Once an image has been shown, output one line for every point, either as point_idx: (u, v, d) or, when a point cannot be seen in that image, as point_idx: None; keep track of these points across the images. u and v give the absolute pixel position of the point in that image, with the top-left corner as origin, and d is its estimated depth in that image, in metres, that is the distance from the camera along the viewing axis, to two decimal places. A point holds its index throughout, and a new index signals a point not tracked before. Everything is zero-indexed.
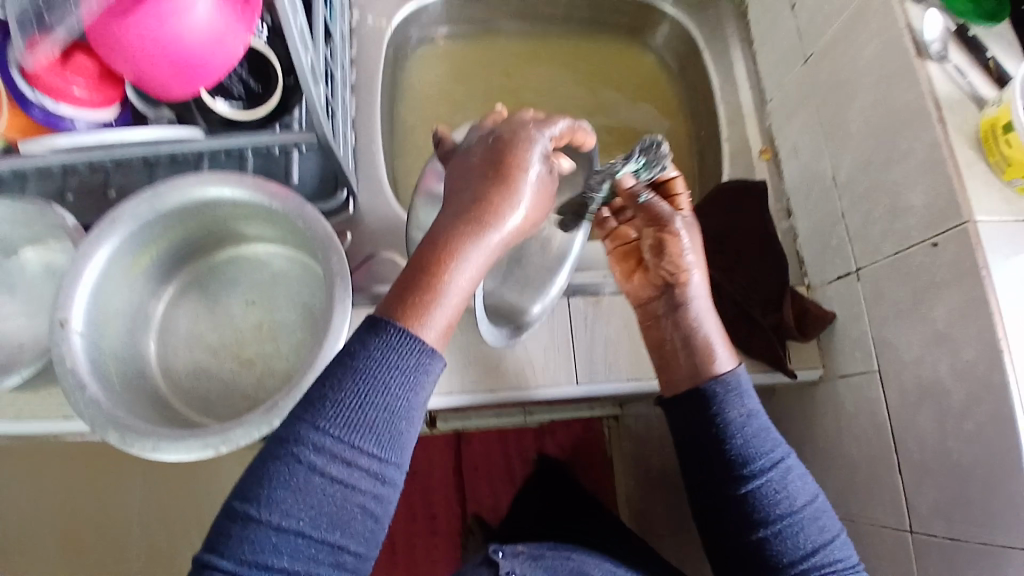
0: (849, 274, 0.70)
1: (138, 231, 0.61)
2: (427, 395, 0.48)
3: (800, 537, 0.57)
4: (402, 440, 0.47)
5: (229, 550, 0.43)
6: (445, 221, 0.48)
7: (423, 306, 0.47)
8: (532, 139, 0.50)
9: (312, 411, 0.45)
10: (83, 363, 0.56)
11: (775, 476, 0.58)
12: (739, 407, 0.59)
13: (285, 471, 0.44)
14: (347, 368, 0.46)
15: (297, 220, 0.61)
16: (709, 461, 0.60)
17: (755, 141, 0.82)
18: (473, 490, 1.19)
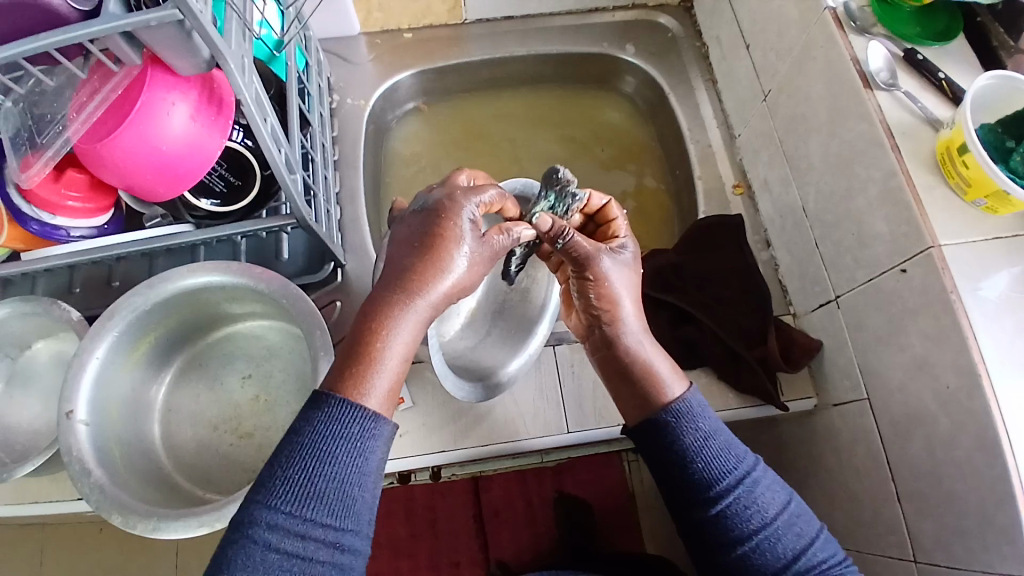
0: (830, 301, 0.70)
1: (132, 325, 0.65)
2: (382, 455, 0.50)
3: (779, 553, 0.56)
4: (356, 506, 0.48)
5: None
6: (380, 294, 0.52)
7: (362, 375, 0.49)
8: (459, 209, 0.53)
9: (263, 490, 0.47)
10: (88, 451, 0.59)
11: (744, 492, 0.57)
12: (694, 431, 0.59)
13: (242, 554, 0.45)
14: (293, 443, 0.48)
15: (281, 298, 0.65)
16: (677, 485, 0.59)
17: (728, 177, 0.85)
18: (495, 536, 1.13)
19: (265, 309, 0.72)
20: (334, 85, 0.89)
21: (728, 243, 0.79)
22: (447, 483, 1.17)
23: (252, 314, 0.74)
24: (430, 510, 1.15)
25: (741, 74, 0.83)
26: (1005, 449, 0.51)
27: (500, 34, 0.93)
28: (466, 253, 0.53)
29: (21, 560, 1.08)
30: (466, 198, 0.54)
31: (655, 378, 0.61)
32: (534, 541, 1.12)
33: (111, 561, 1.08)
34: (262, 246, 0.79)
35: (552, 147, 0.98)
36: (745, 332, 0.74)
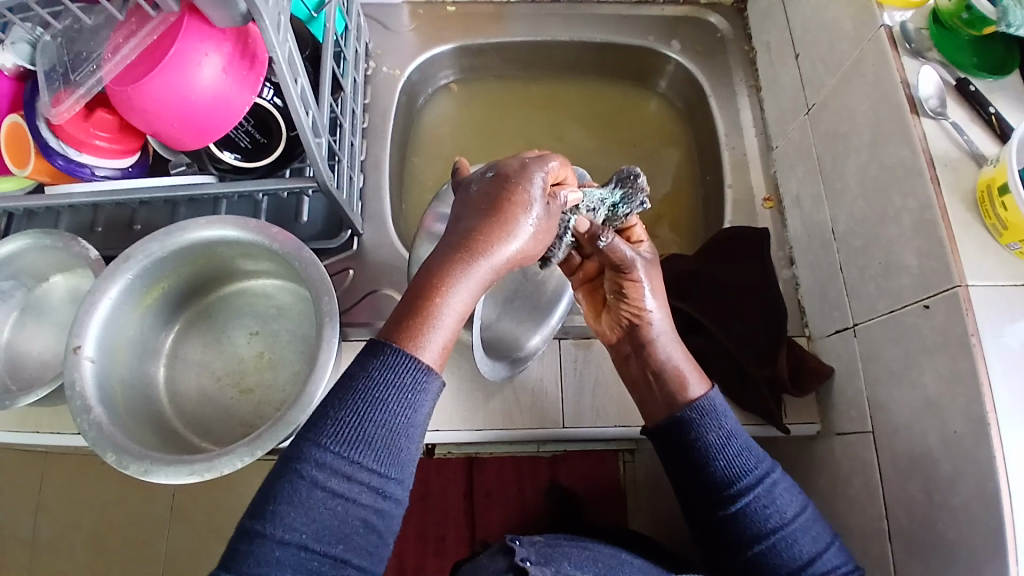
0: (847, 329, 0.68)
1: (147, 269, 0.66)
2: (429, 410, 0.50)
3: (795, 552, 0.57)
4: (402, 457, 0.49)
5: (234, 565, 0.45)
6: (442, 253, 0.51)
7: (418, 330, 0.49)
8: (530, 178, 0.53)
9: (316, 430, 0.48)
10: (92, 389, 0.61)
11: (762, 492, 0.58)
12: (717, 429, 0.60)
13: (289, 488, 0.47)
14: (347, 388, 0.49)
15: (294, 262, 0.66)
16: (700, 479, 0.60)
17: (760, 188, 0.83)
18: (484, 515, 1.14)
19: (278, 270, 0.73)
20: (371, 52, 0.88)
21: (751, 256, 0.77)
22: (442, 459, 1.17)
23: (263, 274, 0.75)
24: (424, 483, 1.17)
25: (786, 84, 0.81)
26: (1003, 500, 0.50)
27: (545, 16, 0.92)
28: (533, 221, 0.52)
29: (29, 483, 1.12)
30: (535, 168, 0.54)
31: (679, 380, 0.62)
32: (521, 524, 1.13)
33: (111, 495, 1.11)
34: (282, 207, 0.80)
35: (584, 136, 0.96)
36: (755, 348, 0.73)
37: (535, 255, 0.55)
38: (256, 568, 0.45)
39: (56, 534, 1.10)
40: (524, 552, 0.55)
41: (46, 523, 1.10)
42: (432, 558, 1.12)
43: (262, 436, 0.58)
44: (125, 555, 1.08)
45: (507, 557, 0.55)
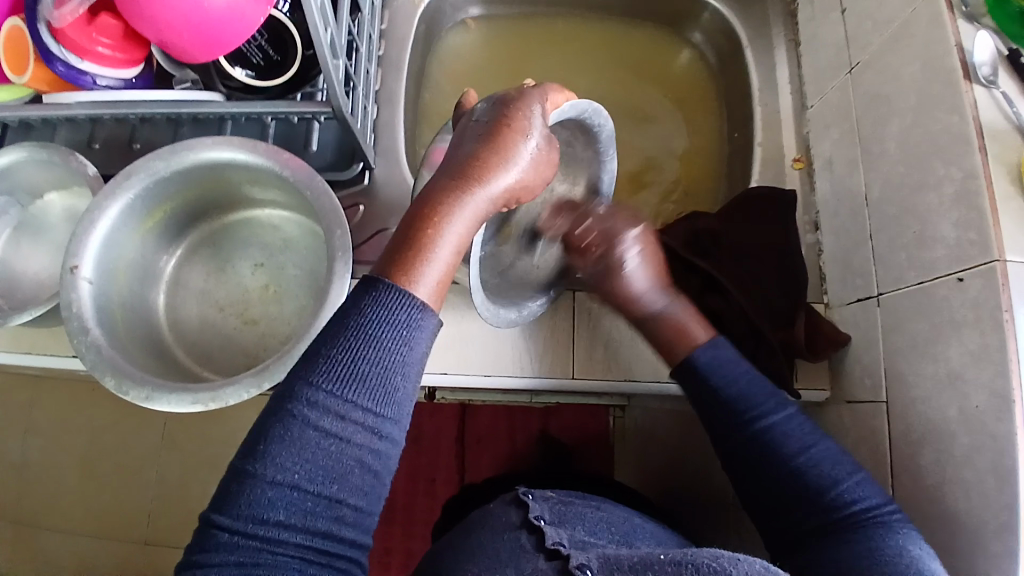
0: (869, 298, 0.67)
1: (150, 189, 0.63)
2: (427, 349, 0.46)
3: (821, 474, 0.56)
4: (399, 396, 0.45)
5: (228, 507, 0.42)
6: (435, 185, 0.48)
7: (410, 264, 0.46)
8: (528, 105, 0.50)
9: (307, 367, 0.44)
10: (90, 310, 0.58)
11: (780, 421, 0.59)
12: (723, 371, 0.62)
13: (280, 427, 0.43)
14: (341, 324, 0.44)
15: (304, 190, 0.62)
16: (717, 414, 0.62)
17: (789, 149, 0.80)
18: (474, 461, 1.15)
19: (288, 200, 0.69)
20: None
21: (776, 218, 0.75)
22: (437, 404, 1.17)
23: (270, 204, 0.72)
24: (417, 424, 1.16)
25: (829, 40, 0.76)
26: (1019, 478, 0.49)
27: None
28: (532, 149, 0.49)
29: (18, 404, 1.11)
30: (533, 94, 0.51)
31: (682, 335, 0.65)
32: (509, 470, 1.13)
33: (101, 420, 1.10)
34: (291, 133, 0.76)
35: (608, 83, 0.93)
36: (773, 313, 0.71)
37: (536, 187, 0.52)
38: (248, 510, 0.41)
39: (43, 455, 1.09)
40: (537, 510, 0.55)
41: (34, 445, 1.09)
42: (421, 498, 1.13)
43: (269, 369, 0.57)
44: (114, 479, 1.08)
45: (520, 511, 0.56)
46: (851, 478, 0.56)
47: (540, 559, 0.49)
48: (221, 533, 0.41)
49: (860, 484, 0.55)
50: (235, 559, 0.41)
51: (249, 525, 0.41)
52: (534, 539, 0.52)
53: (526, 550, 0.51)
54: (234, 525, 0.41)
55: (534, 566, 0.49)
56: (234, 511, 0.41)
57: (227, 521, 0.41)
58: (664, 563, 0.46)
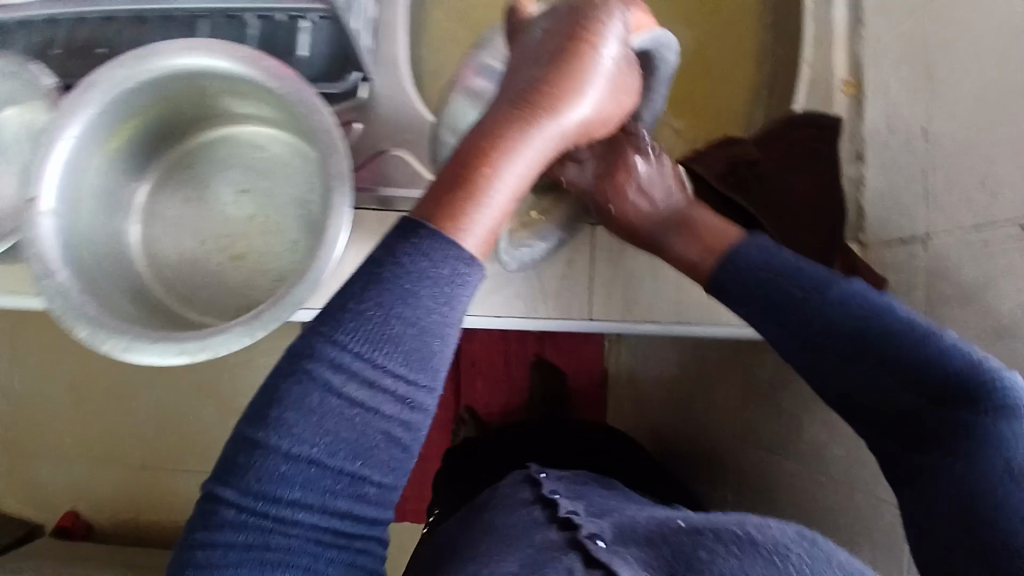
0: (914, 240, 0.62)
1: (111, 104, 0.54)
2: (468, 308, 0.40)
3: (914, 333, 0.54)
4: (436, 361, 0.39)
5: (237, 478, 0.38)
6: (496, 117, 0.44)
7: (461, 205, 0.41)
8: (607, 19, 0.46)
9: (330, 323, 0.38)
10: (53, 248, 0.51)
11: (835, 294, 0.58)
12: (757, 249, 0.63)
13: (297, 391, 0.38)
14: (371, 276, 0.38)
15: (297, 107, 0.53)
16: (771, 282, 0.60)
17: (839, 69, 0.73)
18: (469, 385, 1.12)
19: (273, 115, 0.60)
20: None
21: (815, 154, 0.70)
22: None
23: (255, 120, 0.63)
24: None
25: None
26: None
27: None
28: (604, 75, 0.46)
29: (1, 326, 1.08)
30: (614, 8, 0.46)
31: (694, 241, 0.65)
32: (505, 394, 1.11)
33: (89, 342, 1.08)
34: (273, 35, 0.63)
35: None
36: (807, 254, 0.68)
37: (605, 124, 0.49)
38: (259, 484, 0.38)
39: (31, 375, 1.08)
40: (552, 486, 0.54)
41: (21, 365, 1.08)
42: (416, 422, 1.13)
43: (261, 316, 0.50)
44: (102, 401, 1.08)
45: (534, 489, 0.54)
46: (946, 336, 0.53)
47: (551, 529, 0.47)
48: (230, 506, 0.38)
49: (960, 343, 0.53)
50: (244, 537, 0.38)
51: (260, 500, 0.38)
52: (547, 512, 0.49)
53: (537, 523, 0.48)
54: (243, 500, 0.38)
55: (545, 536, 0.46)
56: (242, 484, 0.38)
57: (236, 494, 0.38)
58: (681, 533, 0.45)
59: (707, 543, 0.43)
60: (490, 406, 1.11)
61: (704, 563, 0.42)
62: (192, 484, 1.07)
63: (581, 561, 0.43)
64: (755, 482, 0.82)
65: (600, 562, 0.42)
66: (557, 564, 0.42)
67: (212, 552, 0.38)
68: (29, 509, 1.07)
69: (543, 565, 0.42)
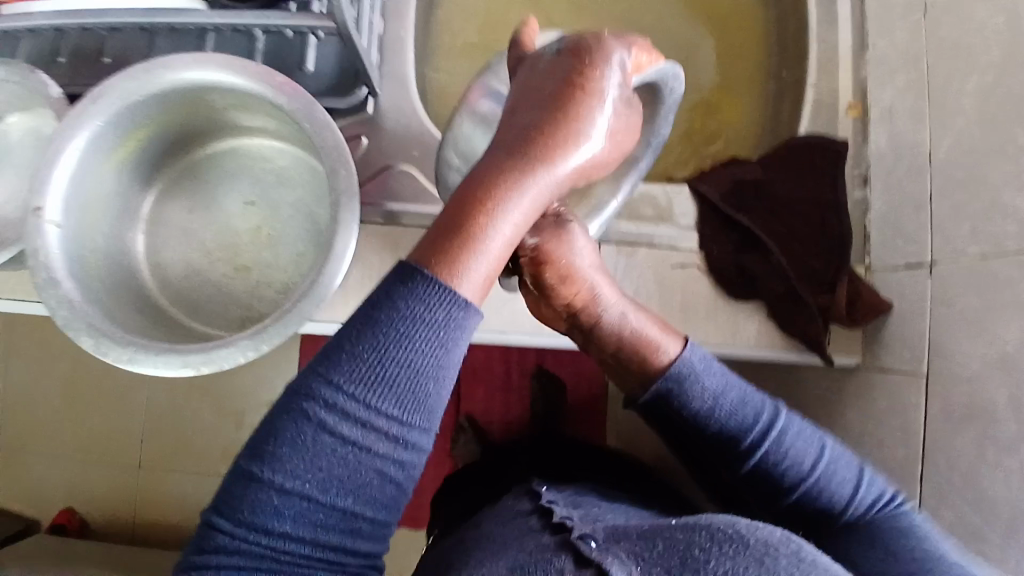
0: (920, 266, 0.62)
1: (120, 116, 0.54)
2: (463, 351, 0.41)
3: (832, 509, 0.52)
4: (430, 403, 0.40)
5: (231, 510, 0.38)
6: (494, 160, 0.43)
7: (458, 252, 0.40)
8: (602, 64, 0.45)
9: (327, 362, 0.39)
10: (59, 257, 0.51)
11: (772, 445, 0.51)
12: (700, 390, 0.51)
13: (293, 428, 0.38)
14: (366, 319, 0.39)
15: (303, 123, 0.53)
16: (719, 440, 0.52)
17: (844, 93, 0.73)
18: (469, 396, 1.11)
19: (280, 127, 0.60)
20: None
21: (821, 175, 0.70)
22: None
23: (262, 131, 0.63)
24: None
25: None
26: None
27: None
28: (604, 118, 0.46)
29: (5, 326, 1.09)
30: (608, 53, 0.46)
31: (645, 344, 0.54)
32: (505, 405, 1.10)
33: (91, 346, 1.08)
34: (283, 49, 0.64)
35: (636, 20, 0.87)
36: (813, 275, 0.67)
37: (604, 166, 0.49)
38: (252, 516, 0.38)
39: (32, 378, 1.08)
40: (548, 495, 0.53)
41: (24, 368, 1.08)
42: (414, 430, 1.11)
43: (267, 327, 0.50)
44: (103, 406, 1.08)
45: (532, 500, 0.52)
46: (867, 481, 0.52)
47: (544, 534, 0.44)
48: (223, 537, 0.39)
49: (874, 479, 0.53)
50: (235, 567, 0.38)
51: (253, 533, 0.38)
52: (540, 519, 0.47)
53: (532, 530, 0.46)
54: (236, 531, 0.38)
55: (537, 542, 0.43)
56: (236, 516, 0.38)
57: (229, 525, 0.38)
58: (674, 529, 0.41)
59: (701, 542, 0.39)
60: (490, 416, 1.10)
61: (699, 563, 0.39)
62: (190, 489, 1.07)
63: (573, 562, 0.40)
64: None
65: (590, 562, 0.39)
66: (548, 566, 0.40)
67: None
68: (24, 505, 1.07)
69: (533, 569, 0.40)
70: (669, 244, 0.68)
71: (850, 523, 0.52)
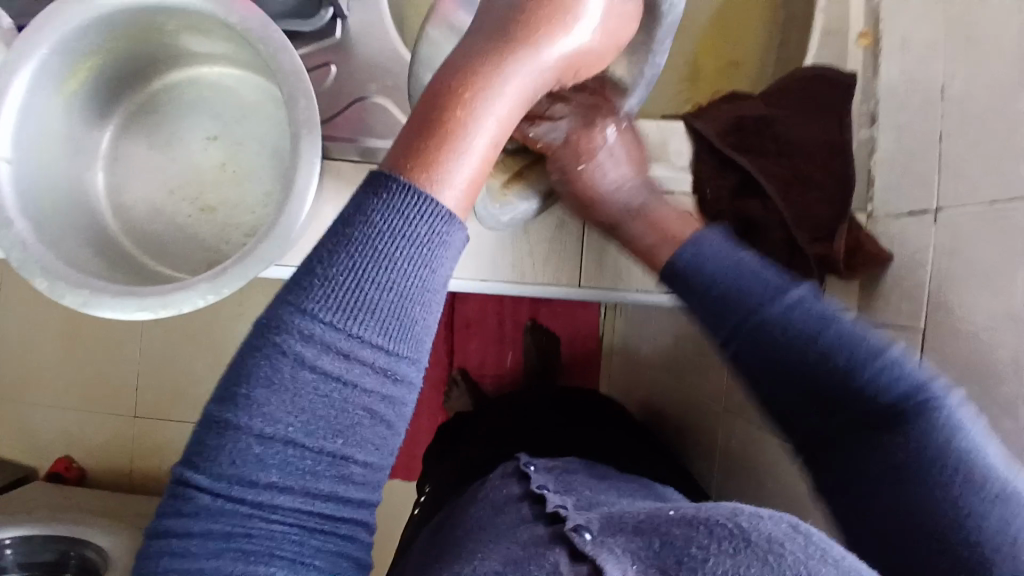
0: (926, 211, 0.58)
1: (68, 42, 0.49)
2: (450, 272, 0.37)
3: (861, 358, 0.48)
4: (417, 331, 0.36)
5: (206, 464, 0.34)
6: (462, 70, 0.40)
7: (435, 158, 0.37)
8: None
9: (298, 291, 0.34)
10: (10, 196, 0.48)
11: (796, 314, 0.50)
12: (709, 266, 0.53)
13: (267, 367, 0.34)
14: (340, 237, 0.35)
15: (261, 46, 0.48)
16: (737, 305, 0.52)
17: (857, 20, 0.68)
18: (463, 346, 1.11)
19: (240, 54, 0.56)
20: None
21: (826, 110, 0.66)
22: None
23: (222, 59, 0.58)
24: None
25: None
26: None
27: None
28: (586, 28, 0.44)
29: None
30: None
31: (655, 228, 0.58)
32: (498, 355, 1.10)
33: None
34: None
35: None
36: (814, 221, 0.63)
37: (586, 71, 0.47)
38: (231, 469, 0.33)
39: (18, 322, 1.08)
40: (541, 479, 0.52)
41: (10, 311, 1.08)
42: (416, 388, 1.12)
43: (228, 270, 0.47)
44: (89, 349, 1.08)
45: (522, 483, 0.52)
46: (888, 356, 0.48)
47: (540, 525, 0.44)
48: (199, 493, 0.34)
49: (901, 360, 0.48)
50: (222, 527, 0.34)
51: (235, 486, 0.34)
52: (535, 509, 0.46)
53: (525, 520, 0.45)
54: (217, 488, 0.34)
55: (531, 533, 0.43)
56: (215, 470, 0.34)
57: (207, 481, 0.33)
58: (673, 524, 0.40)
59: (700, 538, 0.38)
60: (484, 367, 1.10)
61: (696, 561, 0.37)
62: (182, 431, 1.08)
63: (567, 555, 0.39)
64: (744, 462, 0.79)
65: (585, 555, 0.39)
66: (542, 560, 0.39)
67: (190, 550, 0.34)
68: (18, 451, 1.09)
69: (527, 563, 0.39)
70: (664, 183, 0.65)
71: (884, 404, 0.48)
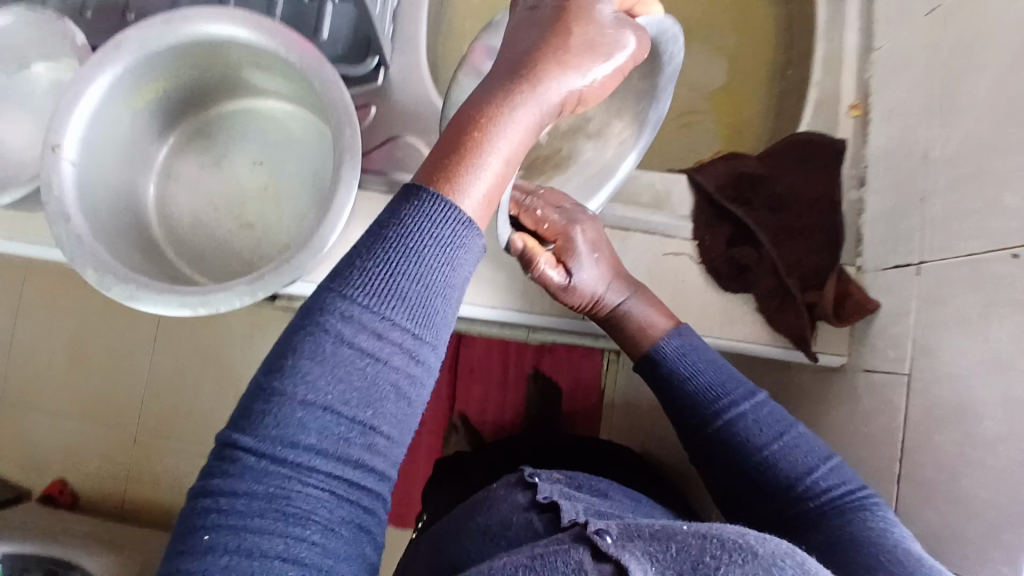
0: (910, 266, 0.62)
1: (142, 63, 0.56)
2: (469, 270, 0.41)
3: (795, 472, 0.55)
4: (438, 321, 0.40)
5: (252, 426, 0.36)
6: (483, 98, 0.43)
7: (456, 178, 0.41)
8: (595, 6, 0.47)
9: (339, 280, 0.38)
10: (71, 193, 0.53)
11: (749, 411, 0.58)
12: (684, 363, 0.62)
13: (311, 343, 0.37)
14: (376, 236, 0.39)
15: (315, 81, 0.55)
16: (700, 400, 0.60)
17: (847, 95, 0.75)
18: (465, 392, 1.12)
19: (292, 90, 0.63)
20: None
21: (819, 172, 0.72)
22: None
23: (274, 94, 0.65)
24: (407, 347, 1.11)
25: None
26: None
27: None
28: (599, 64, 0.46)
29: (19, 287, 1.13)
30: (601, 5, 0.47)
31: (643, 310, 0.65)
32: (500, 399, 1.11)
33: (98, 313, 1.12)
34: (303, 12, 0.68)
35: None
36: (806, 271, 0.68)
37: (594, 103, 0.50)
38: (275, 430, 0.36)
39: (37, 339, 1.12)
40: (546, 488, 0.53)
41: (30, 329, 1.12)
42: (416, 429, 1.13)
43: (264, 277, 0.51)
44: (101, 370, 1.11)
45: (529, 492, 0.53)
46: (830, 466, 0.55)
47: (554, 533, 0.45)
48: (242, 453, 0.36)
49: (833, 470, 0.54)
50: (263, 488, 0.35)
51: (275, 448, 0.36)
52: (546, 519, 0.48)
53: (539, 530, 0.47)
54: (261, 448, 0.36)
55: (548, 539, 0.44)
56: (259, 432, 0.36)
57: (251, 442, 0.36)
58: (690, 534, 0.41)
59: (712, 550, 0.38)
60: (485, 414, 1.11)
61: (709, 567, 0.37)
62: (181, 457, 1.09)
63: (590, 554, 0.40)
64: None
65: (609, 556, 0.39)
66: (566, 556, 0.40)
67: (223, 508, 0.35)
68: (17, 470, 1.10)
69: (552, 557, 0.40)
70: (664, 230, 0.69)
71: (816, 506, 0.53)
